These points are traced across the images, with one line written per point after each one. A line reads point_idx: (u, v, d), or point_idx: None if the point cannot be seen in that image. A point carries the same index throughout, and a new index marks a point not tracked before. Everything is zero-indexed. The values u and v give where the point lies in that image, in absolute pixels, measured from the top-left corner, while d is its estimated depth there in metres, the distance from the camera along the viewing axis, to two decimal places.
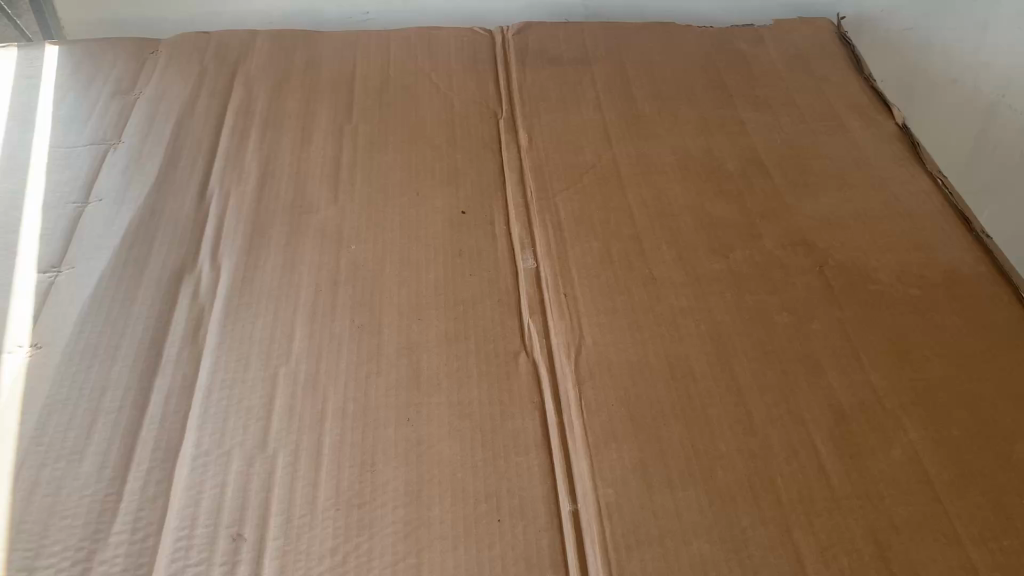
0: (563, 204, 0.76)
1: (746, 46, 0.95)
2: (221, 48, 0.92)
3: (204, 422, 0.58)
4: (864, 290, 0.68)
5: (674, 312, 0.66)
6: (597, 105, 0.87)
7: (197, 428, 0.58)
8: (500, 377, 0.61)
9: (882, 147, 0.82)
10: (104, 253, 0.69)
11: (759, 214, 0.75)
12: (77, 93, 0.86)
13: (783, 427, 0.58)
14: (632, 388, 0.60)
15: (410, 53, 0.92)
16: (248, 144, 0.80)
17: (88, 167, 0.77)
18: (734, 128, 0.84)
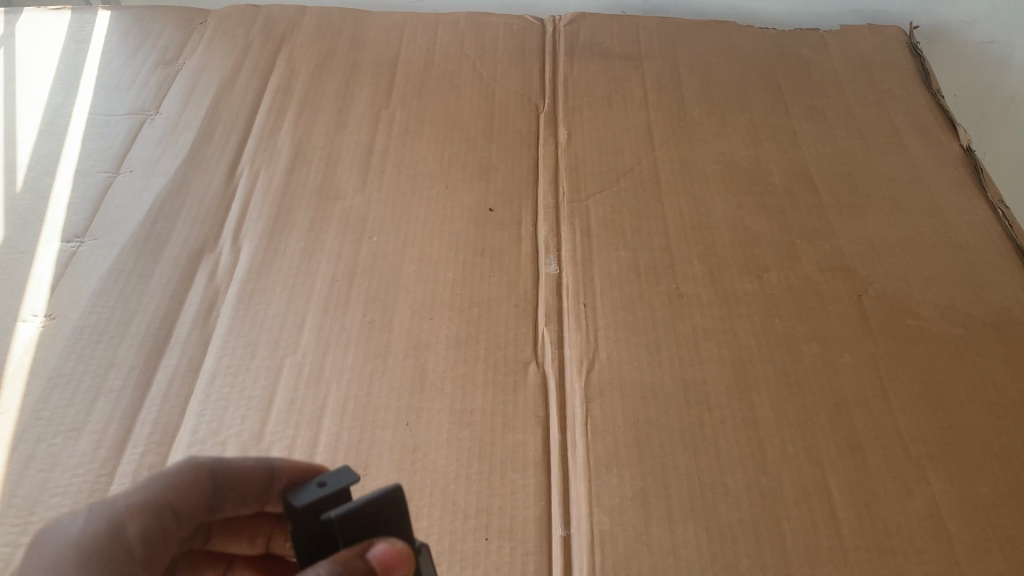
0: (595, 207, 0.73)
1: (808, 51, 0.90)
2: (268, 22, 0.91)
3: (203, 409, 0.57)
4: (903, 324, 0.64)
5: (697, 332, 0.63)
6: (644, 104, 0.83)
7: (195, 415, 0.57)
8: (507, 388, 0.59)
9: (942, 170, 0.77)
10: (127, 225, 0.69)
11: (800, 233, 0.71)
12: (122, 60, 0.86)
13: (797, 466, 0.55)
14: (642, 410, 0.58)
15: (457, 39, 0.90)
16: (282, 124, 0.79)
17: (123, 137, 0.77)
18: (786, 138, 0.80)
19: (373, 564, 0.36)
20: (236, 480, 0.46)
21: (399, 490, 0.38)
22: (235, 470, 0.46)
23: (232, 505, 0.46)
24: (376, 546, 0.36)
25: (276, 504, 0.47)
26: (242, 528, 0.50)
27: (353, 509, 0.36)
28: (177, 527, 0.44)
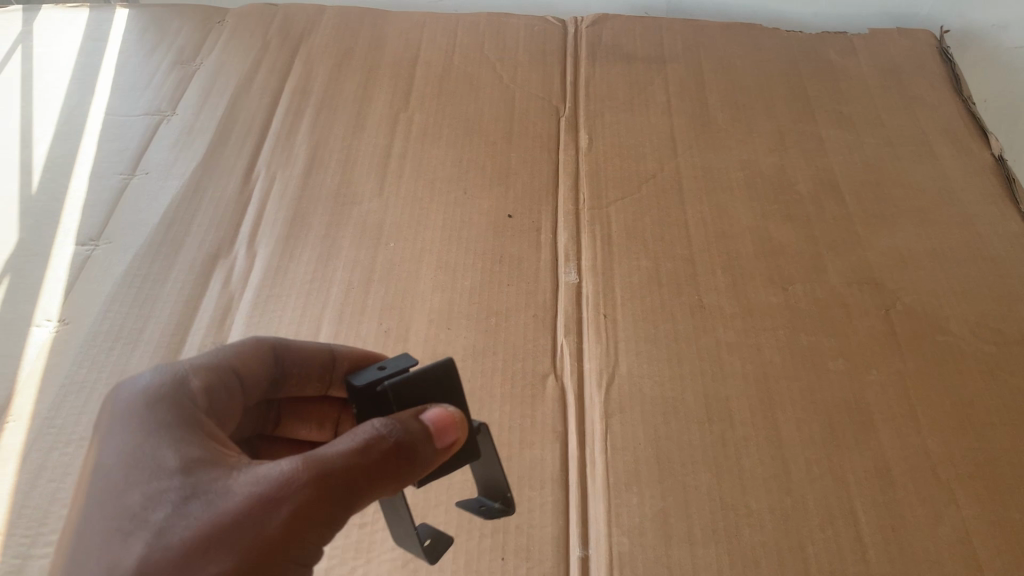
0: (616, 214, 0.71)
1: (835, 55, 0.88)
2: (286, 21, 0.90)
3: None
4: (932, 341, 0.62)
5: (720, 346, 0.61)
6: (667, 108, 0.82)
7: None
8: (525, 402, 0.58)
9: (973, 180, 0.75)
10: (142, 229, 0.68)
11: (827, 244, 0.69)
12: (139, 59, 0.85)
13: (822, 488, 0.54)
14: (663, 426, 0.56)
15: (477, 40, 0.89)
16: (300, 126, 0.78)
17: (139, 138, 0.76)
18: (812, 146, 0.78)
19: (429, 423, 0.41)
20: (298, 358, 0.49)
21: (451, 364, 0.46)
22: (299, 347, 0.49)
23: (295, 384, 0.50)
24: (430, 410, 0.42)
25: (339, 389, 0.52)
26: (309, 414, 0.54)
27: (404, 378, 0.45)
28: (241, 392, 0.46)
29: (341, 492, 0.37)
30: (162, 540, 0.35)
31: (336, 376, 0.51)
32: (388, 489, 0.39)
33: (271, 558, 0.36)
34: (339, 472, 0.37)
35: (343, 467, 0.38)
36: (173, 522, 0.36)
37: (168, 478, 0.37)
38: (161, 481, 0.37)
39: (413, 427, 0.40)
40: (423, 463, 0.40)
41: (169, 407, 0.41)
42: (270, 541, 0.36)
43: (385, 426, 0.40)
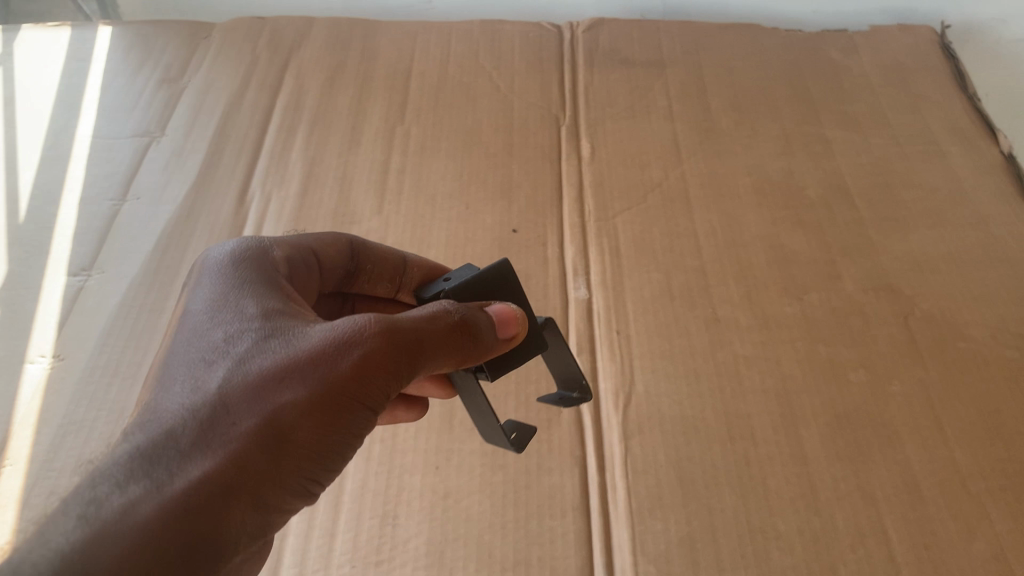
0: (623, 226, 0.70)
1: (836, 55, 0.87)
2: (274, 35, 0.88)
3: None
4: (953, 347, 0.60)
5: (738, 360, 0.60)
6: (669, 113, 0.80)
7: None
8: (540, 426, 0.56)
9: (984, 179, 0.74)
10: (136, 257, 0.66)
11: (840, 250, 0.68)
12: (126, 79, 0.83)
13: (850, 506, 0.52)
14: (684, 446, 0.55)
15: (472, 48, 0.87)
16: (294, 143, 0.76)
17: (128, 162, 0.74)
18: (819, 148, 0.77)
19: (492, 312, 0.43)
20: (374, 257, 0.53)
21: (507, 265, 0.47)
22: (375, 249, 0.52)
23: (368, 281, 0.53)
24: (493, 305, 0.44)
25: (406, 295, 0.55)
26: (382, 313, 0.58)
27: (462, 283, 0.47)
28: (316, 269, 0.49)
29: (414, 347, 0.39)
30: (245, 364, 0.36)
31: (406, 283, 0.54)
32: (454, 358, 0.41)
33: (350, 395, 0.37)
34: (413, 330, 0.39)
35: (420, 327, 0.39)
36: (254, 353, 0.36)
37: (249, 320, 0.38)
38: (243, 322, 0.38)
39: (480, 311, 0.42)
40: (489, 347, 0.42)
41: (251, 268, 0.42)
42: (346, 380, 0.36)
43: (454, 306, 0.42)
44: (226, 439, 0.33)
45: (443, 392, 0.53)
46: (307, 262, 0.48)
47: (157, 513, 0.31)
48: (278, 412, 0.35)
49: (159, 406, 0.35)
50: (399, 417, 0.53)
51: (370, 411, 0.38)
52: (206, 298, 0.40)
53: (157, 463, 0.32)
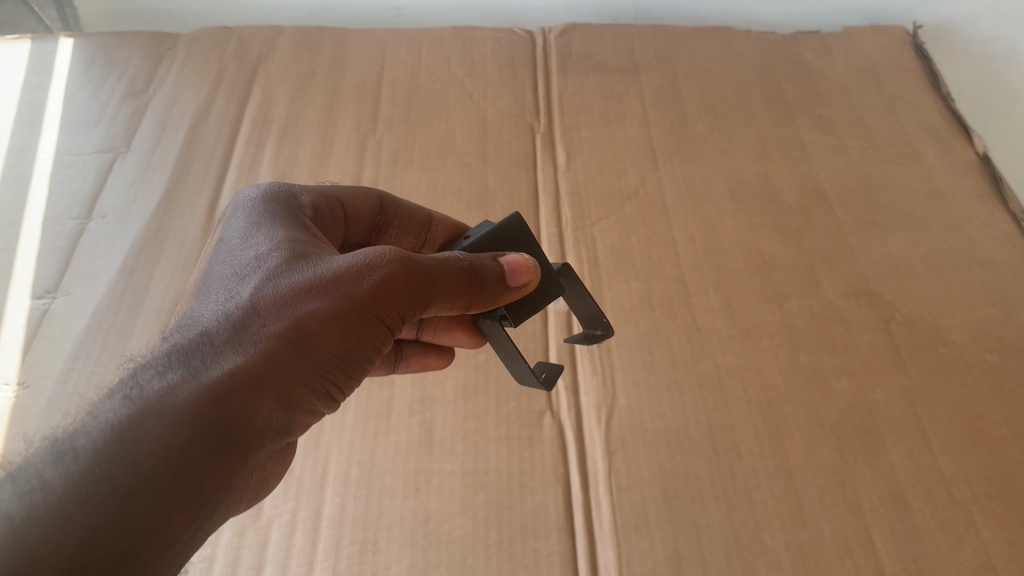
0: (601, 235, 0.69)
1: (810, 56, 0.87)
2: (241, 44, 0.86)
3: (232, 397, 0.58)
4: (935, 353, 0.60)
5: (720, 370, 0.59)
6: (644, 119, 0.79)
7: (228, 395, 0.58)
8: (522, 444, 0.55)
9: (960, 181, 0.74)
10: (102, 278, 0.64)
11: (819, 256, 0.67)
12: (89, 92, 0.81)
13: (837, 518, 0.51)
14: (668, 461, 0.54)
15: (443, 56, 0.86)
16: (263, 156, 0.75)
17: (93, 178, 0.72)
18: (795, 152, 0.76)
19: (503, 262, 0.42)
20: (402, 213, 0.52)
21: (518, 219, 0.46)
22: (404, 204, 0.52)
23: (394, 235, 0.53)
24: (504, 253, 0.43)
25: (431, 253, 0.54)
26: None
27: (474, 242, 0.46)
28: (343, 219, 0.49)
29: (435, 272, 0.39)
30: (275, 277, 0.37)
31: (431, 240, 0.54)
32: (473, 296, 0.40)
33: (372, 313, 0.37)
34: (433, 263, 0.40)
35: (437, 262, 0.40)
36: (284, 267, 0.37)
37: (280, 240, 0.39)
38: (273, 240, 0.39)
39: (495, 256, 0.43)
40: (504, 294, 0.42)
41: (281, 202, 0.43)
42: (370, 298, 0.37)
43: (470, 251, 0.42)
44: (256, 339, 0.35)
45: (473, 343, 0.54)
46: (334, 211, 0.47)
47: (194, 397, 0.32)
48: (305, 321, 0.36)
49: (191, 314, 0.36)
50: (430, 364, 0.56)
51: (388, 329, 0.39)
52: (238, 219, 0.41)
53: (194, 355, 0.33)
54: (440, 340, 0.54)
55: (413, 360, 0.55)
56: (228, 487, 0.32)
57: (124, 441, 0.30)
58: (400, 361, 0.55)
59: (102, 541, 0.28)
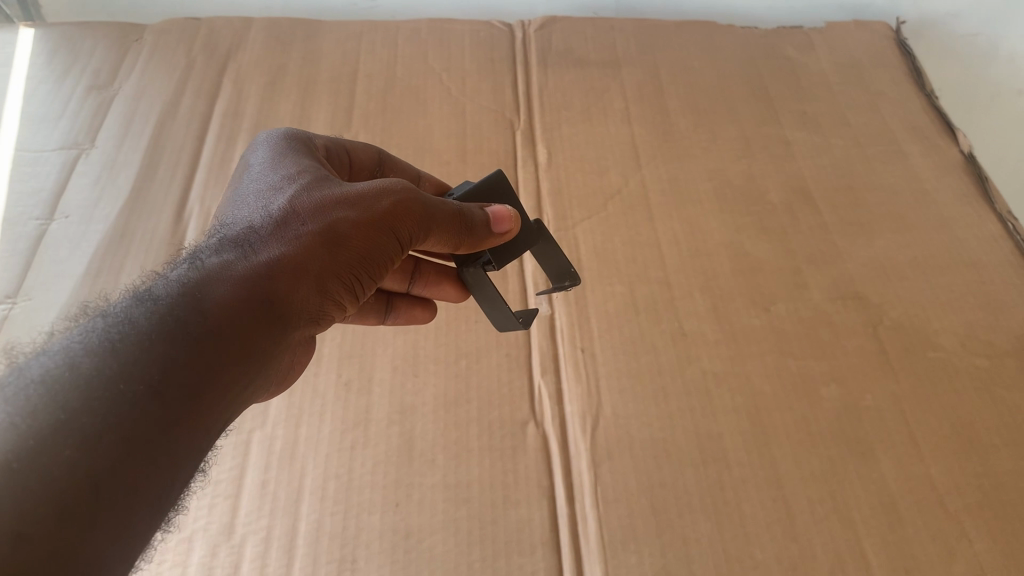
0: (584, 235, 0.67)
1: (793, 52, 0.86)
2: (211, 36, 0.83)
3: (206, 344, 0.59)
4: (924, 357, 0.59)
5: (707, 377, 0.58)
6: (626, 115, 0.78)
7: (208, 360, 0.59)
8: (505, 455, 0.53)
9: (945, 180, 0.73)
10: (66, 282, 0.62)
11: (805, 257, 0.66)
12: (50, 85, 0.77)
13: (829, 530, 0.50)
14: (656, 472, 0.52)
15: (419, 49, 0.84)
16: (234, 153, 0.72)
17: (55, 177, 0.69)
18: (780, 151, 0.75)
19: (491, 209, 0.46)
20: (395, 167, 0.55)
21: (501, 175, 0.49)
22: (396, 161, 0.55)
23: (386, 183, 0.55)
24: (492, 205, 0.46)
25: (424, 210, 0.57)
26: None
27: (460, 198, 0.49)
28: (348, 167, 0.52)
29: (443, 206, 0.43)
30: (310, 192, 0.41)
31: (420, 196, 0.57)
32: (473, 228, 0.44)
33: (389, 232, 0.41)
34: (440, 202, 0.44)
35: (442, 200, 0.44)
36: (317, 185, 0.41)
37: (308, 168, 0.43)
38: (299, 169, 0.43)
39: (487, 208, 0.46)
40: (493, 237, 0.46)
41: (302, 141, 0.47)
42: (388, 220, 0.41)
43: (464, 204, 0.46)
44: (294, 238, 0.38)
45: (455, 295, 0.59)
46: (338, 162, 0.51)
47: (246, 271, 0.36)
48: (335, 230, 0.40)
49: (228, 222, 0.40)
50: (415, 317, 0.58)
51: (401, 247, 0.43)
52: (264, 150, 0.45)
53: (244, 244, 0.37)
54: (427, 292, 0.58)
55: (402, 312, 0.58)
56: (271, 352, 0.36)
57: (193, 295, 0.33)
58: (390, 311, 0.57)
59: (183, 369, 0.31)
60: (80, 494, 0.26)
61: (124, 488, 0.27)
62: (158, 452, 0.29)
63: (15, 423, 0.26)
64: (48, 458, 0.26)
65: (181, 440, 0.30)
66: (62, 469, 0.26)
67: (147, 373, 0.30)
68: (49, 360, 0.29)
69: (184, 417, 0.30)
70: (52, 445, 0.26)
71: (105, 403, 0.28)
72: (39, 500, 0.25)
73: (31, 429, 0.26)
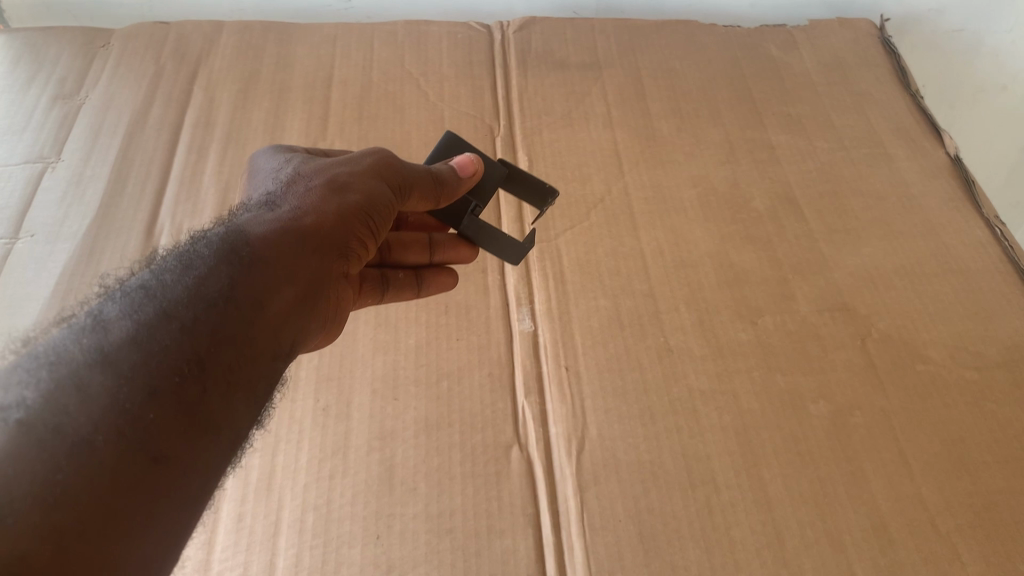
0: (567, 246, 0.66)
1: (777, 52, 0.84)
2: (180, 41, 0.81)
3: None
4: (913, 371, 0.58)
5: (694, 395, 0.56)
6: (608, 119, 0.76)
7: None
8: (488, 482, 0.52)
9: (931, 184, 0.72)
10: (31, 304, 0.59)
11: (791, 267, 0.65)
12: (13, 95, 0.75)
13: (819, 555, 0.49)
14: (643, 497, 0.51)
15: (396, 53, 0.82)
16: (206, 164, 0.70)
17: (20, 193, 0.67)
18: (764, 155, 0.74)
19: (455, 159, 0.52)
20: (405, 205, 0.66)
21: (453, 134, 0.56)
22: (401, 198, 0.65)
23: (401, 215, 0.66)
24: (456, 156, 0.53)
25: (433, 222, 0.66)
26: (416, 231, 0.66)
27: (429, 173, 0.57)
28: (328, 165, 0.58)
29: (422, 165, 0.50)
30: (311, 164, 0.48)
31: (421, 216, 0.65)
32: (444, 182, 0.51)
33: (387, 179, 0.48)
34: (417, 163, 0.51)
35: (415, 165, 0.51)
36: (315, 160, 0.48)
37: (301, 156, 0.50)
38: (293, 159, 0.50)
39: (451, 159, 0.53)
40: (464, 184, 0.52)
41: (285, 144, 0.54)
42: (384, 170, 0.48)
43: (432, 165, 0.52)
44: (310, 190, 0.45)
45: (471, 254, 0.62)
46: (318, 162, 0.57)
47: (274, 217, 0.42)
48: (341, 181, 0.47)
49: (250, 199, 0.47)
50: (444, 282, 0.61)
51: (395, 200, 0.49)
52: (266, 153, 0.52)
53: (272, 201, 0.44)
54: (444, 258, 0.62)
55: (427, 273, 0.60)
56: (317, 277, 0.43)
57: (243, 230, 0.40)
58: (422, 282, 0.60)
59: (246, 282, 0.38)
60: (186, 369, 0.32)
61: (218, 366, 0.34)
62: (236, 344, 0.35)
63: (130, 317, 0.32)
64: (158, 338, 0.32)
65: (254, 337, 0.37)
66: (171, 348, 0.32)
67: (219, 284, 0.36)
68: (142, 279, 0.35)
69: (251, 320, 0.37)
70: (162, 328, 0.33)
71: (192, 303, 0.35)
72: (155, 373, 0.31)
73: (142, 320, 0.33)
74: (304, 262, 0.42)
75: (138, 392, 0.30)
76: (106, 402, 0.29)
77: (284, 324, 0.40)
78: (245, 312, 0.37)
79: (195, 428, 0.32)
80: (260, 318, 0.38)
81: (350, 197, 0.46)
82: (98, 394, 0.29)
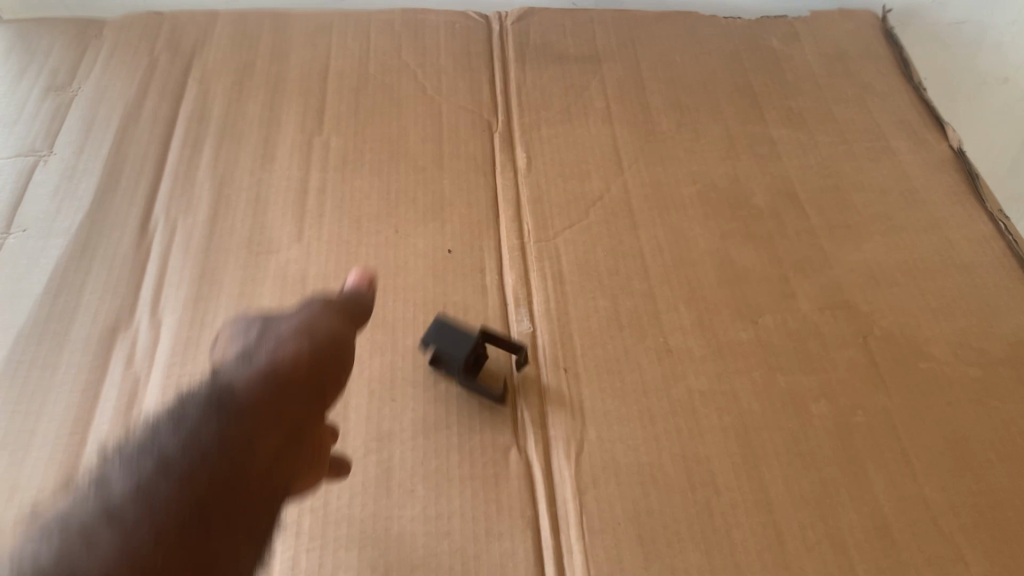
0: (565, 244, 0.65)
1: (778, 44, 0.83)
2: (174, 33, 0.80)
3: (173, 357, 0.56)
4: (915, 369, 0.57)
5: (694, 395, 0.56)
6: (607, 113, 0.76)
7: (166, 364, 0.56)
8: (487, 484, 0.51)
9: (935, 178, 0.71)
10: (23, 302, 0.58)
11: (792, 265, 0.64)
12: (4, 88, 0.74)
13: (821, 557, 0.49)
14: (643, 499, 0.51)
15: (393, 45, 0.81)
16: (200, 159, 0.69)
17: (12, 188, 0.66)
18: (765, 149, 0.73)
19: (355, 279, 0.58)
20: None
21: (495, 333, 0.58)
22: None
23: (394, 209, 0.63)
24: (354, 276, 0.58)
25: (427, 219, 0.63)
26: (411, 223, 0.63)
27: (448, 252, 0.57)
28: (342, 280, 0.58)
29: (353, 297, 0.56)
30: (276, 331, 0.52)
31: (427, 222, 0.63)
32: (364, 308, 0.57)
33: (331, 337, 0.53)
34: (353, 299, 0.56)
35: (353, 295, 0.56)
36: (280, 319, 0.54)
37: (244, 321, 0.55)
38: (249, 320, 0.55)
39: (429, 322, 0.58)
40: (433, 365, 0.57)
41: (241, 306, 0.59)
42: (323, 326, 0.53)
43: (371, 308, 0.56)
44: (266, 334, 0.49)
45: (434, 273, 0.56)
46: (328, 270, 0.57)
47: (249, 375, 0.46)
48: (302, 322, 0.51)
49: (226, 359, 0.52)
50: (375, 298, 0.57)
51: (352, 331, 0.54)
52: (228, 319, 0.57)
53: (248, 358, 0.49)
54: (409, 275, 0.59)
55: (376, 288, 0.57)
56: (307, 417, 0.46)
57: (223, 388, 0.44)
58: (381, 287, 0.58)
59: (233, 436, 0.42)
60: (187, 514, 0.37)
61: (215, 508, 0.39)
62: (231, 498, 0.40)
63: (130, 475, 0.38)
64: (158, 491, 0.37)
65: (245, 487, 0.41)
66: (166, 500, 0.37)
67: (208, 443, 0.40)
68: (130, 448, 0.40)
69: (242, 471, 0.41)
70: (157, 483, 0.38)
71: (183, 457, 0.39)
72: (159, 532, 0.36)
73: (139, 476, 0.38)
74: (293, 409, 0.46)
75: (145, 541, 0.36)
76: (116, 555, 0.34)
77: (274, 472, 0.43)
78: (238, 465, 0.41)
79: (204, 561, 0.37)
80: (254, 467, 0.42)
81: (306, 345, 0.50)
82: (116, 540, 0.35)
